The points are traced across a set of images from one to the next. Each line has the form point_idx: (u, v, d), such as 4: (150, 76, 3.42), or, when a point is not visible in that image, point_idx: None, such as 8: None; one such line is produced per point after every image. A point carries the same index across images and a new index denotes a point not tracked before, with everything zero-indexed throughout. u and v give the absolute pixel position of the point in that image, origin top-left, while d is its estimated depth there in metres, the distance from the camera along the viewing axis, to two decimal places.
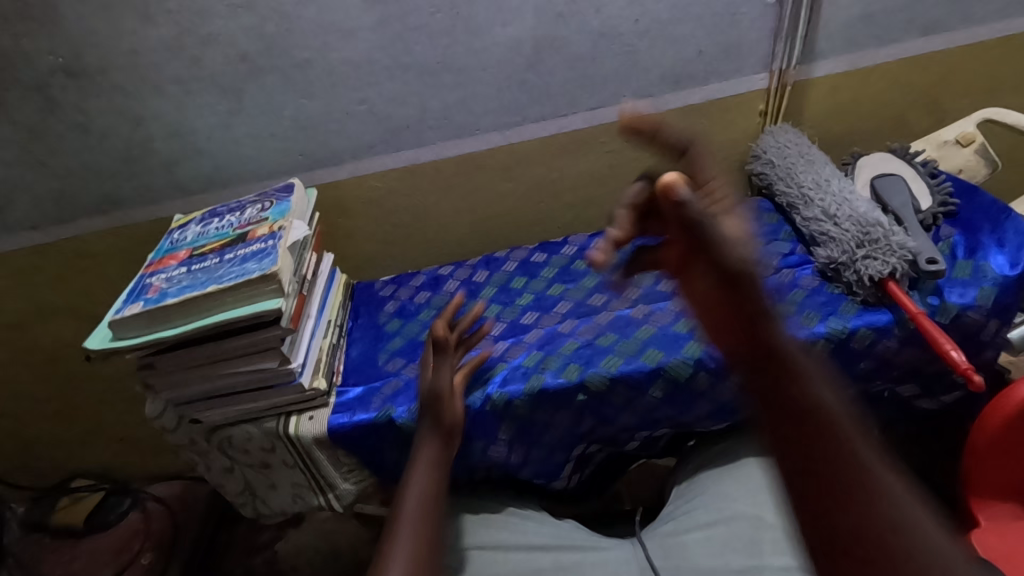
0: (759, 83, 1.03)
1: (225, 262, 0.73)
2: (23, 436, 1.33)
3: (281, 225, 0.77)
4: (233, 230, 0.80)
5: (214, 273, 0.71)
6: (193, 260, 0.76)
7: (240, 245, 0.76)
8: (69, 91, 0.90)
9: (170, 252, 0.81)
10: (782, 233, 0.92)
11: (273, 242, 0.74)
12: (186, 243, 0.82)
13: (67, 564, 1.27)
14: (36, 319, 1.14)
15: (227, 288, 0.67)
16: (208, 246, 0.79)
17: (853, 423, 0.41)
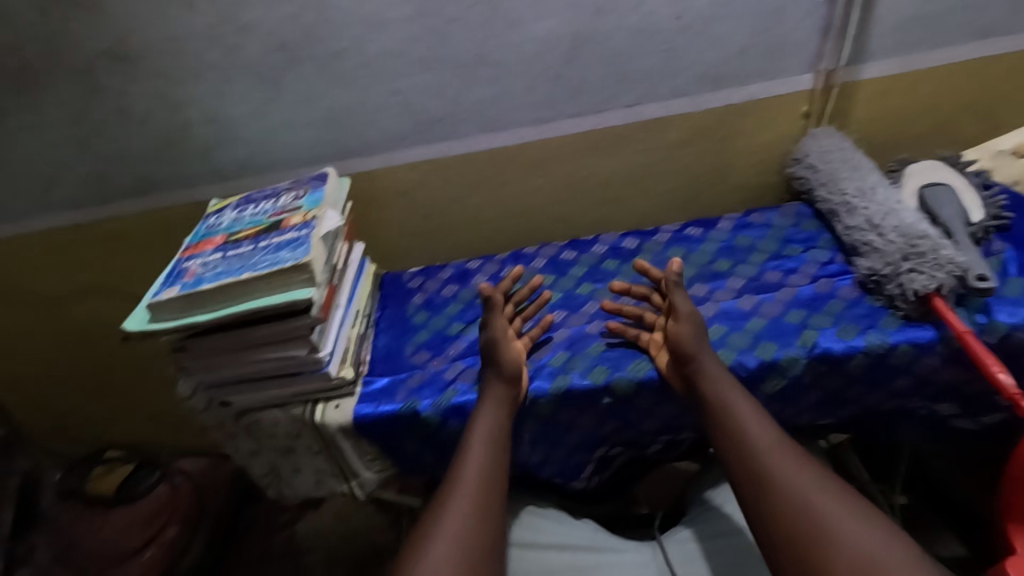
0: (804, 84, 1.00)
1: (258, 250, 0.74)
2: (60, 407, 1.37)
3: (314, 215, 0.78)
4: (266, 218, 0.81)
5: (247, 261, 0.72)
6: (228, 247, 0.77)
7: (274, 234, 0.77)
8: (113, 76, 0.92)
9: (207, 237, 0.82)
10: (820, 241, 0.90)
11: (307, 231, 0.74)
12: (222, 228, 0.83)
13: (98, 532, 1.29)
14: (76, 295, 1.18)
15: (259, 276, 0.68)
16: (242, 233, 0.80)
17: (778, 454, 0.63)
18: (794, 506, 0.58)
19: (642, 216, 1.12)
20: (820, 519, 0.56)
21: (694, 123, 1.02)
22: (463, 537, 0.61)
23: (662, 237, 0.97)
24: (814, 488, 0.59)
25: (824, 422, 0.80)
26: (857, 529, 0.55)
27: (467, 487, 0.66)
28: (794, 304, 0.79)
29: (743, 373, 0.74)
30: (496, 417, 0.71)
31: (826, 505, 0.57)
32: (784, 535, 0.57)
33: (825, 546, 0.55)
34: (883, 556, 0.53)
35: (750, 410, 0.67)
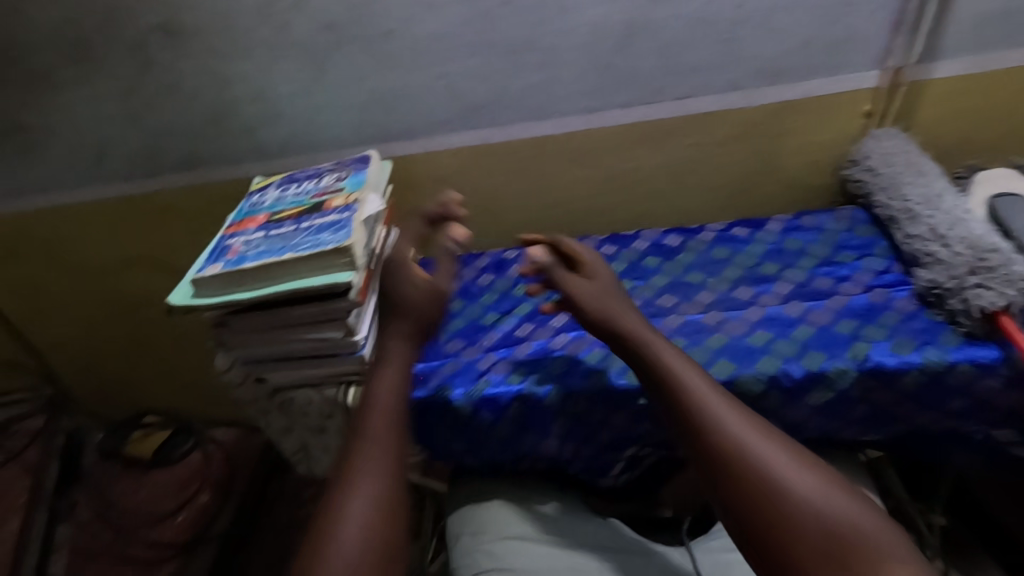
0: (869, 81, 0.94)
1: (300, 231, 0.74)
2: (102, 370, 1.42)
3: (357, 198, 0.78)
4: (309, 199, 0.81)
5: (289, 242, 0.72)
6: (270, 226, 0.78)
7: (316, 215, 0.77)
8: (166, 51, 0.93)
9: (250, 214, 0.83)
10: (876, 248, 0.85)
11: (348, 214, 0.74)
12: (265, 207, 0.84)
13: (133, 493, 1.37)
14: (121, 265, 1.21)
15: (301, 257, 0.68)
16: (285, 212, 0.80)
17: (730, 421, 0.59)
18: (731, 460, 0.57)
19: (684, 213, 1.09)
20: (763, 469, 0.56)
21: (747, 118, 0.98)
22: (373, 492, 0.62)
23: (706, 235, 0.94)
24: (752, 436, 0.58)
25: (868, 439, 0.77)
26: (798, 475, 0.55)
27: (382, 437, 0.67)
28: (845, 313, 0.76)
29: (787, 383, 0.71)
30: (395, 372, 0.74)
31: (768, 452, 0.57)
32: (745, 501, 0.55)
33: (770, 497, 0.54)
34: (827, 502, 0.53)
35: (679, 362, 0.65)
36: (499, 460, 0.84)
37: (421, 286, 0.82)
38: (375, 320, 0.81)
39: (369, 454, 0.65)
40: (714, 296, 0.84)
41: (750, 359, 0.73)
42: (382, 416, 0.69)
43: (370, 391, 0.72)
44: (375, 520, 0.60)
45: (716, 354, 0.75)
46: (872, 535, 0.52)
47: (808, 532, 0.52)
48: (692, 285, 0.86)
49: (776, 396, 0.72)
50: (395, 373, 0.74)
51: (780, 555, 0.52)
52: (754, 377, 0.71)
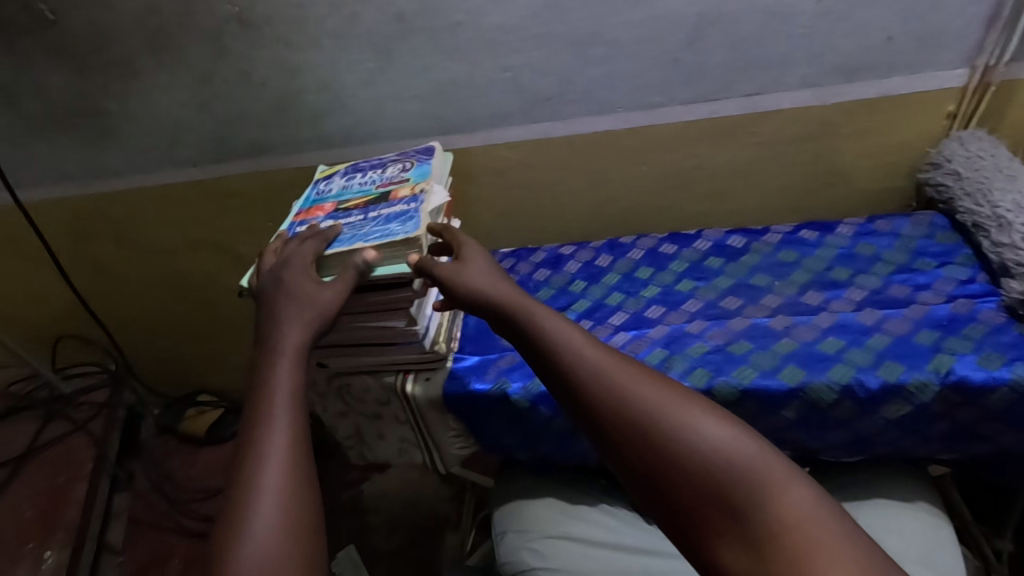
0: (955, 80, 0.90)
1: (369, 220, 0.75)
2: (162, 348, 1.48)
3: (423, 188, 0.79)
4: (375, 188, 0.82)
5: (359, 231, 0.73)
6: (338, 214, 0.79)
7: (383, 205, 0.78)
8: (239, 40, 0.96)
9: (317, 203, 0.84)
10: (959, 256, 0.81)
11: (415, 206, 0.75)
12: (332, 196, 0.85)
13: (189, 467, 1.46)
14: (185, 247, 1.26)
15: (373, 247, 0.69)
16: (352, 202, 0.81)
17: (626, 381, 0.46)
18: (627, 426, 0.44)
19: (745, 213, 1.06)
20: (641, 423, 0.44)
21: (819, 116, 0.94)
22: (294, 474, 0.45)
23: (772, 237, 0.91)
24: (635, 385, 0.46)
25: (943, 457, 0.73)
26: (685, 424, 0.43)
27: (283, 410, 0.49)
28: (925, 323, 0.72)
29: (861, 393, 0.68)
30: (306, 329, 0.57)
31: (652, 401, 0.45)
32: (666, 480, 0.42)
33: (647, 457, 0.43)
34: (729, 447, 0.42)
35: (547, 316, 0.54)
36: (552, 457, 0.83)
37: (331, 283, 0.64)
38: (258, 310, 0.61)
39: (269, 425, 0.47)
40: (782, 300, 0.81)
41: (822, 366, 0.70)
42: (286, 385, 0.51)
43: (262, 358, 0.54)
44: (297, 493, 0.44)
45: (784, 360, 0.72)
46: (778, 487, 0.40)
47: (700, 491, 0.41)
48: (757, 288, 0.84)
49: (848, 407, 0.69)
50: (301, 332, 0.57)
51: (679, 520, 0.42)
52: (826, 385, 0.69)
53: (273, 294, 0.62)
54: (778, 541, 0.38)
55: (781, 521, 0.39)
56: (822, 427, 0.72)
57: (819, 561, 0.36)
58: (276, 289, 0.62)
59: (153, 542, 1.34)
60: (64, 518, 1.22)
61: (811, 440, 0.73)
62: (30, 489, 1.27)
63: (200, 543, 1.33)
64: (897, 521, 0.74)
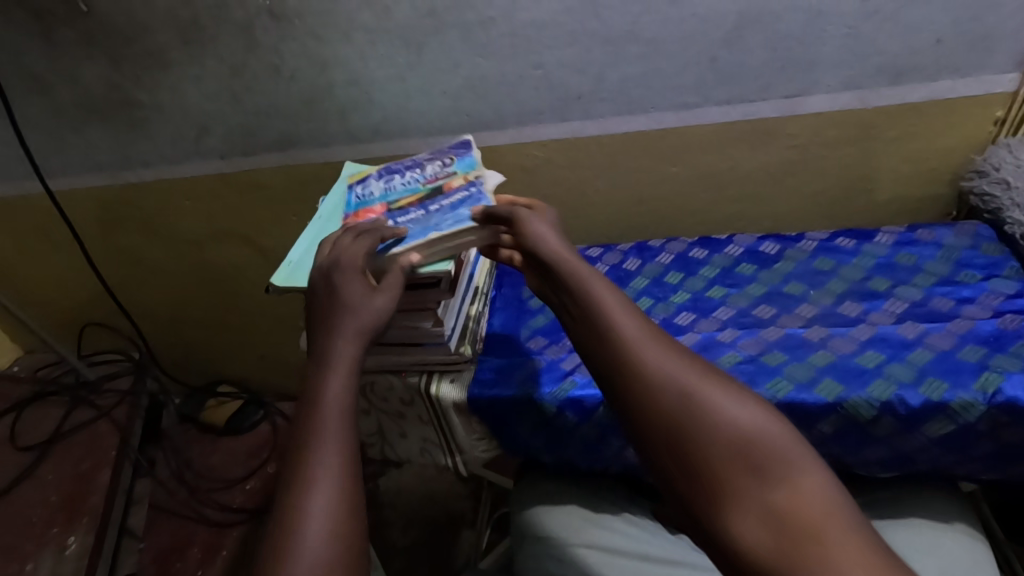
0: (1005, 85, 0.86)
1: (434, 212, 0.74)
2: (185, 337, 1.49)
3: (476, 175, 0.80)
4: (423, 186, 0.81)
5: (429, 223, 0.72)
6: (395, 214, 0.76)
7: (440, 196, 0.77)
8: (269, 33, 0.95)
9: (364, 206, 0.81)
10: (1005, 270, 0.78)
11: (475, 190, 0.76)
12: (377, 197, 0.82)
13: (208, 455, 1.48)
14: (212, 238, 1.26)
15: (454, 232, 0.69)
16: (402, 200, 0.79)
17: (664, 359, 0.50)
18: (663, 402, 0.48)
19: (778, 217, 1.04)
20: (682, 404, 0.47)
21: (861, 119, 0.91)
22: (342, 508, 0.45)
23: (807, 245, 0.88)
24: (679, 368, 0.49)
25: (986, 478, 0.71)
26: (720, 408, 0.46)
27: (334, 423, 0.49)
28: (969, 339, 0.70)
29: (901, 410, 0.66)
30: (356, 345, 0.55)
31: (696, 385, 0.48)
32: (694, 455, 0.45)
33: (682, 431, 0.46)
34: (759, 433, 0.45)
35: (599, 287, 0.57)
36: (578, 464, 0.82)
37: (383, 288, 0.61)
38: (310, 311, 0.61)
39: (319, 437, 0.48)
40: (817, 310, 0.79)
41: (861, 381, 0.68)
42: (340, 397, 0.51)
43: (313, 364, 0.54)
44: (345, 502, 0.45)
45: (820, 373, 0.70)
46: (799, 473, 0.43)
47: (722, 465, 0.44)
48: (792, 297, 0.82)
49: (888, 423, 0.67)
50: (354, 345, 0.55)
51: (699, 493, 0.45)
52: (865, 401, 0.66)
53: (326, 297, 0.60)
54: (790, 516, 0.42)
55: (798, 503, 0.42)
56: (860, 443, 0.69)
57: (826, 538, 0.40)
58: (329, 290, 0.60)
59: (173, 529, 1.36)
60: (89, 504, 1.24)
61: (848, 456, 0.71)
62: (55, 473, 1.29)
63: (220, 533, 1.34)
64: (932, 540, 0.72)
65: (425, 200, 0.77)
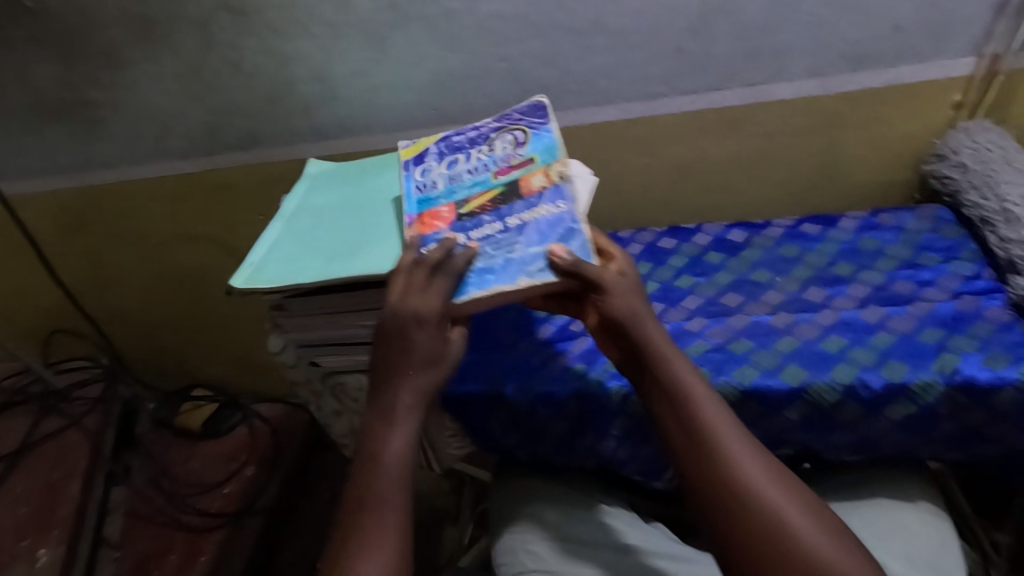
0: (963, 69, 0.87)
1: (514, 232, 0.65)
2: (158, 342, 1.47)
3: (562, 170, 0.69)
4: (494, 179, 0.71)
5: (510, 252, 0.63)
6: (467, 224, 0.67)
7: (518, 205, 0.67)
8: (227, 29, 0.93)
9: (427, 208, 0.70)
10: (964, 252, 0.79)
11: (565, 206, 0.66)
12: (440, 192, 0.72)
13: (185, 461, 1.44)
14: (180, 241, 1.24)
15: (539, 286, 0.60)
16: (472, 200, 0.69)
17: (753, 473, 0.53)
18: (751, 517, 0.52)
19: (748, 205, 1.04)
20: (767, 519, 0.51)
21: (825, 106, 0.92)
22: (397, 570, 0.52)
23: (774, 232, 0.89)
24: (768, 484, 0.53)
25: (948, 457, 0.72)
26: (812, 539, 0.50)
27: (393, 497, 0.56)
28: (929, 321, 0.71)
29: (864, 394, 0.67)
30: (418, 400, 0.59)
31: (787, 508, 0.52)
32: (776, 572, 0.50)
33: (767, 548, 0.50)
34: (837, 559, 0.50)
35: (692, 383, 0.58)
36: (553, 459, 0.82)
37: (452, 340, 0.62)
38: (374, 348, 0.61)
39: (383, 511, 0.55)
40: (783, 297, 0.79)
41: (824, 366, 0.69)
42: (397, 462, 0.57)
43: (373, 424, 0.59)
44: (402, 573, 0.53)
45: (786, 359, 0.71)
46: None
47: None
48: (759, 284, 0.82)
49: (852, 408, 0.68)
50: (415, 402, 0.59)
51: None
52: (829, 386, 0.67)
53: (396, 351, 0.59)
54: None
55: None
56: (824, 428, 0.70)
57: None
58: (399, 342, 0.59)
59: (150, 536, 1.33)
60: (60, 515, 1.22)
61: (815, 441, 0.72)
62: (28, 485, 1.27)
63: (201, 539, 1.31)
64: (897, 519, 0.73)
65: (500, 208, 0.68)
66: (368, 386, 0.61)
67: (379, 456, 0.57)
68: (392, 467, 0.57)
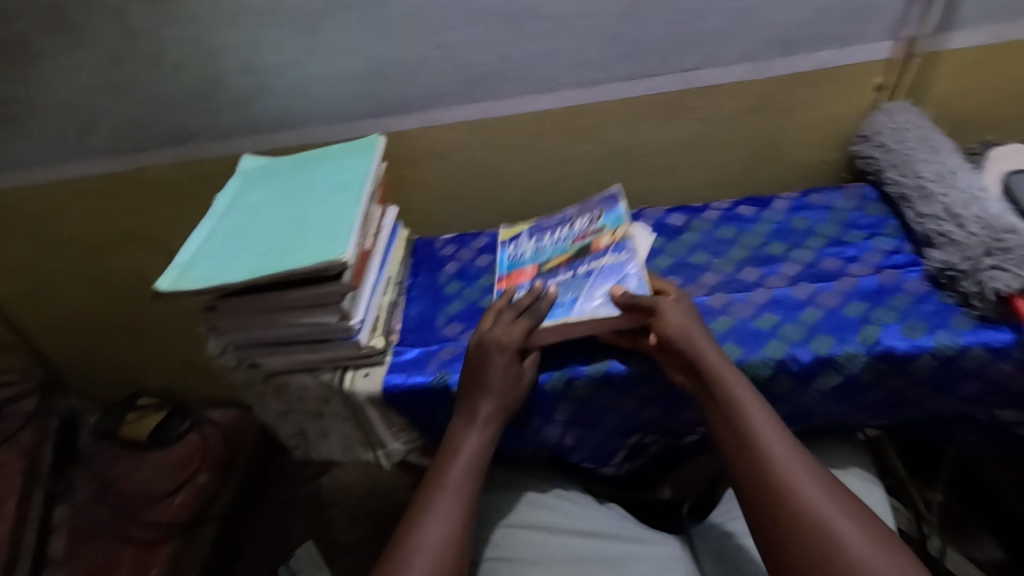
0: (883, 52, 0.91)
1: (584, 278, 0.77)
2: (97, 351, 1.40)
3: (626, 232, 0.81)
4: (571, 246, 0.83)
5: (579, 292, 0.75)
6: (546, 276, 0.80)
7: (588, 258, 0.79)
8: (147, 18, 0.88)
9: (516, 267, 0.85)
10: (885, 228, 0.83)
11: (627, 255, 0.77)
12: (528, 258, 0.86)
13: (132, 473, 1.39)
14: (112, 244, 1.18)
15: (601, 316, 0.70)
16: (552, 261, 0.82)
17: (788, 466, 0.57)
18: (782, 504, 0.55)
19: (688, 189, 1.06)
20: (798, 506, 0.55)
21: (756, 90, 0.94)
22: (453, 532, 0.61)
23: (711, 215, 0.91)
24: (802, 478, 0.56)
25: (876, 423, 0.76)
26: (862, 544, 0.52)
27: (458, 480, 0.65)
28: (854, 295, 0.74)
29: (794, 367, 0.69)
30: (495, 407, 0.69)
31: (818, 499, 0.55)
32: (804, 555, 0.53)
33: (797, 533, 0.54)
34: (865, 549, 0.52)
35: (752, 404, 0.62)
36: (503, 448, 0.82)
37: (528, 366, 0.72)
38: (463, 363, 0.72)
39: (449, 489, 0.64)
40: (720, 278, 0.81)
41: (757, 343, 0.71)
42: (465, 463, 0.67)
43: (457, 421, 0.70)
44: (456, 538, 0.61)
45: (721, 338, 0.73)
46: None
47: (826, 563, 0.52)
48: (697, 267, 0.84)
49: (784, 381, 0.71)
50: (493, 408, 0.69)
51: None
52: (761, 362, 0.70)
53: (476, 368, 0.69)
54: None
55: None
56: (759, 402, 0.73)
57: None
58: (482, 360, 0.69)
59: (96, 553, 1.27)
60: None
61: None
62: None
63: (149, 552, 1.26)
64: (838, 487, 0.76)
65: (572, 263, 0.80)
66: (454, 411, 0.72)
67: (457, 448, 0.68)
68: (463, 458, 0.67)
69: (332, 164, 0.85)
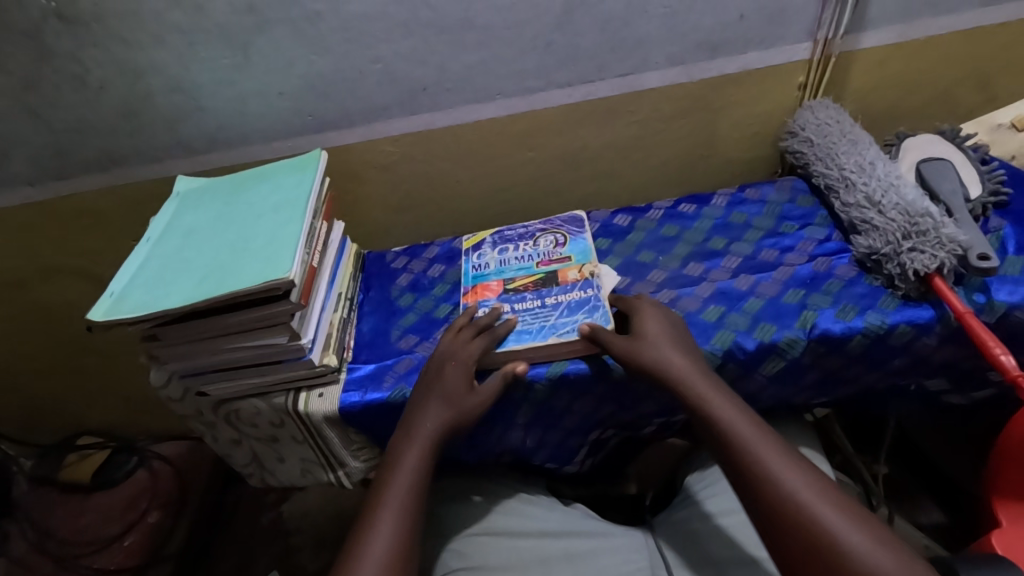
0: (802, 53, 0.96)
1: (551, 308, 0.76)
2: (28, 392, 1.32)
3: (593, 270, 0.81)
4: (537, 266, 0.84)
5: (545, 323, 0.74)
6: (511, 297, 0.80)
7: (556, 288, 0.80)
8: (64, 39, 0.84)
9: (481, 280, 0.85)
10: (816, 218, 0.88)
11: (593, 291, 0.78)
12: (492, 272, 0.86)
13: (76, 518, 1.29)
14: (39, 278, 1.11)
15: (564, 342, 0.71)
16: (518, 279, 0.83)
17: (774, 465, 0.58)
18: (774, 502, 0.57)
19: (632, 189, 1.09)
20: (788, 501, 0.56)
21: (689, 92, 0.98)
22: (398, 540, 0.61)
23: (655, 214, 0.94)
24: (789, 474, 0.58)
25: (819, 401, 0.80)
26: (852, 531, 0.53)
27: (397, 492, 0.64)
28: (792, 283, 0.78)
29: (741, 356, 0.72)
30: (438, 417, 0.68)
31: (807, 492, 0.56)
32: (800, 549, 0.54)
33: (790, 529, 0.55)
34: (857, 537, 0.53)
35: (729, 411, 0.63)
36: (466, 456, 0.82)
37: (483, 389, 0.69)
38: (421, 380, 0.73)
39: (387, 503, 0.64)
40: (666, 274, 0.84)
41: (705, 336, 0.74)
42: (406, 475, 0.66)
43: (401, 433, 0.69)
44: (398, 545, 0.61)
45: None
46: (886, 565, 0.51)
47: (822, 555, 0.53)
48: (644, 265, 0.86)
49: (732, 369, 0.74)
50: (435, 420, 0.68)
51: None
52: (710, 353, 0.72)
53: (433, 375, 0.71)
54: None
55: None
56: None
57: None
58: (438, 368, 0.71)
59: None
60: None
61: None
62: None
63: None
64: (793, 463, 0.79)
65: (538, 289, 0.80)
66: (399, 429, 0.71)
67: (398, 458, 0.67)
68: (404, 468, 0.66)
69: (273, 183, 0.83)
